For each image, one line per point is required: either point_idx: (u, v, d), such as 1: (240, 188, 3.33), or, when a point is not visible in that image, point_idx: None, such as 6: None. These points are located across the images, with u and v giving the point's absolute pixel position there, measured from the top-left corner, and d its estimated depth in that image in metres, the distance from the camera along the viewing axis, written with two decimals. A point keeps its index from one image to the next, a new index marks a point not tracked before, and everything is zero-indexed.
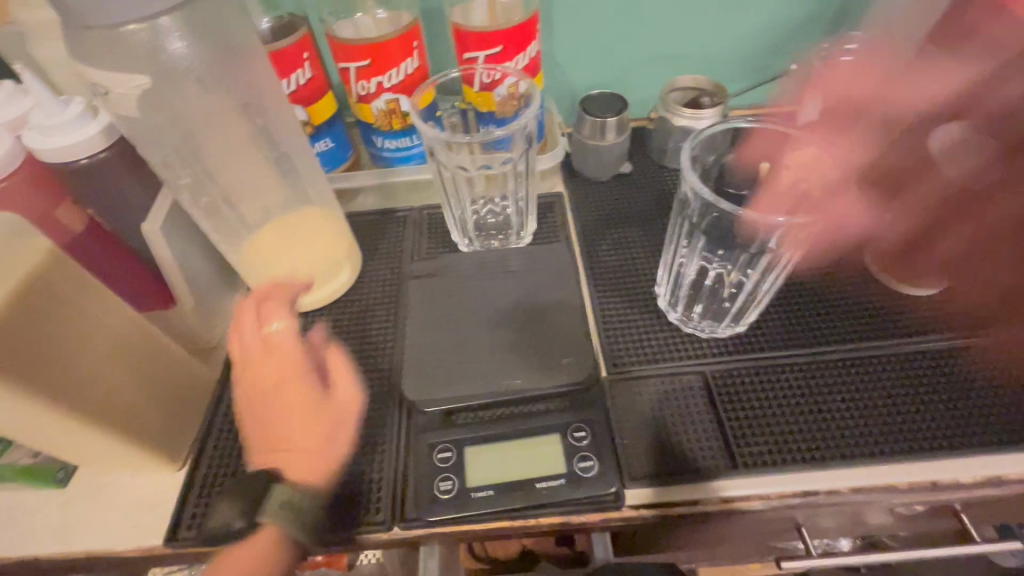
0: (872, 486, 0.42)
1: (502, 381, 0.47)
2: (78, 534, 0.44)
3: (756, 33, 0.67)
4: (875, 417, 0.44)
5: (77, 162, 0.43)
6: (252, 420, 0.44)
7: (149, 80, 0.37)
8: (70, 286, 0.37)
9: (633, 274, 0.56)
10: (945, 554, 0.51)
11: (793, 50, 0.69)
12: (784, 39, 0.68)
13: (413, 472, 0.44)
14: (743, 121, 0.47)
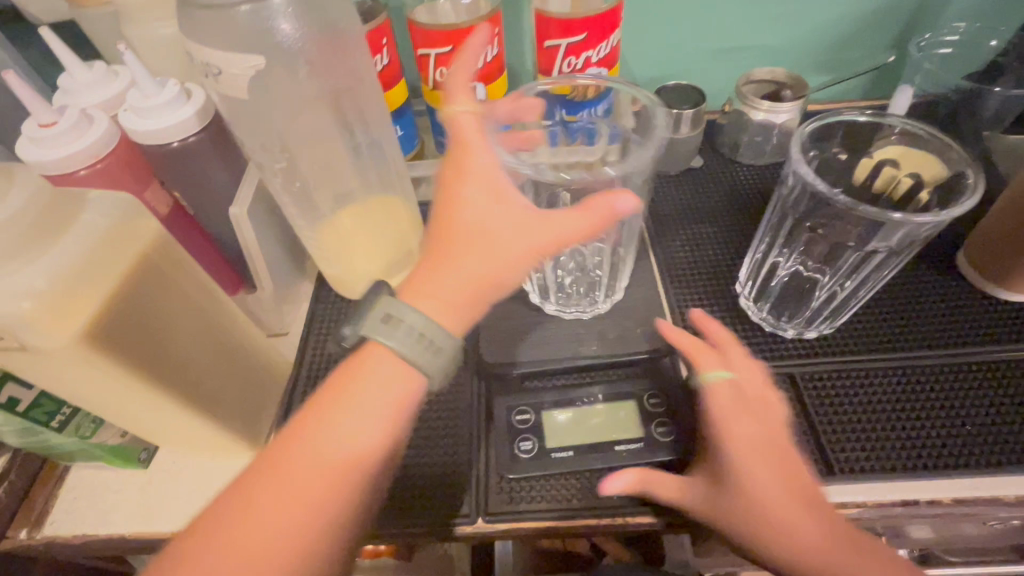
0: (978, 498, 0.40)
1: (585, 377, 0.46)
2: (163, 515, 0.44)
3: (836, 24, 0.65)
4: (978, 427, 0.43)
5: (168, 144, 0.43)
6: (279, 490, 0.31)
7: (261, 61, 0.34)
8: (175, 267, 0.36)
9: (711, 269, 0.54)
10: None
11: (873, 43, 0.66)
12: (865, 31, 0.65)
13: (493, 458, 0.43)
14: (860, 114, 0.45)
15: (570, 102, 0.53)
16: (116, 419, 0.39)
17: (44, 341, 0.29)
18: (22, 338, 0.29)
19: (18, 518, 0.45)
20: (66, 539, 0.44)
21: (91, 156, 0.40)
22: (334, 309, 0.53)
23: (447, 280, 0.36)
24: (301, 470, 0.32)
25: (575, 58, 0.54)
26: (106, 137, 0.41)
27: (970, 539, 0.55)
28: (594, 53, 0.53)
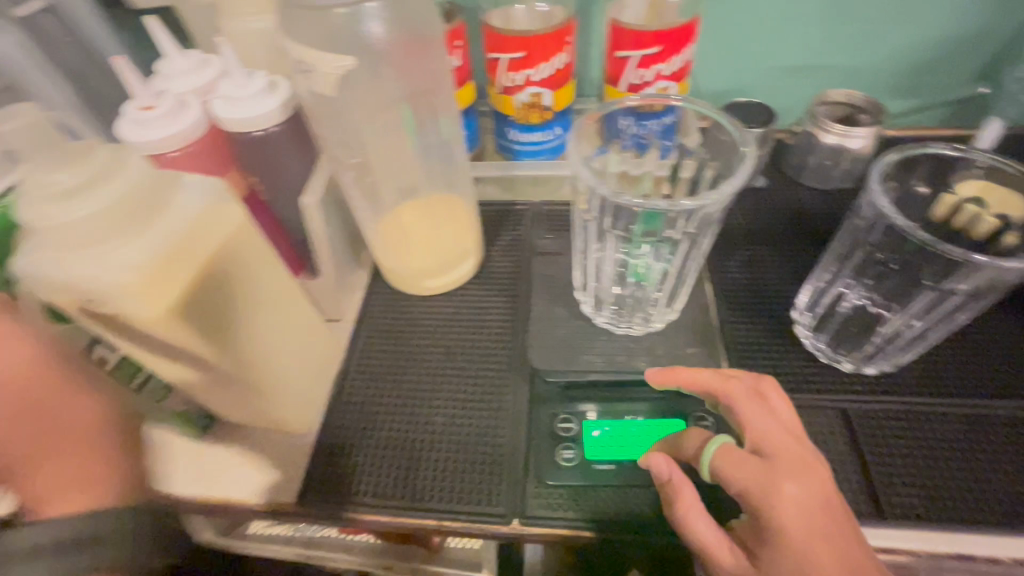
0: None
1: (630, 390, 0.46)
2: (216, 481, 0.47)
3: (922, 49, 0.62)
4: None
5: (252, 132, 0.45)
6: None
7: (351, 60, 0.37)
8: (252, 252, 0.38)
9: (767, 292, 0.53)
10: None
11: (960, 70, 0.63)
12: (953, 59, 0.62)
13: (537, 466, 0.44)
14: (949, 147, 0.43)
15: (637, 114, 0.50)
16: (186, 390, 0.42)
17: (138, 313, 0.31)
18: (118, 308, 0.31)
19: None
20: None
21: (184, 141, 0.43)
22: (385, 305, 0.54)
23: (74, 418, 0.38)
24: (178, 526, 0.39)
25: (646, 70, 0.53)
26: (198, 123, 0.43)
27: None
28: (665, 67, 0.53)
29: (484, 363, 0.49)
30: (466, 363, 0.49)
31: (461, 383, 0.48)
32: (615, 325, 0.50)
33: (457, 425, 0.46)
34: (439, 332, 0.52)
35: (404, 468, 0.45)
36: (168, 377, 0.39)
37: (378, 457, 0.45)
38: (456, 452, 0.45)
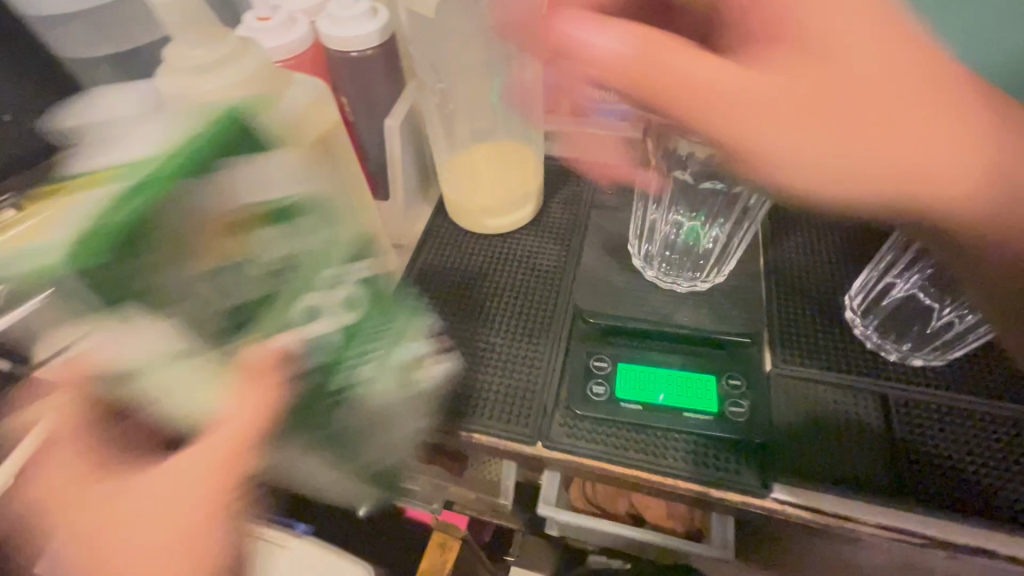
0: None
1: (668, 343, 0.48)
2: None
3: None
4: None
5: (349, 53, 0.49)
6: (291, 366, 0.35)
7: None
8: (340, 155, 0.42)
9: (821, 273, 0.52)
10: None
11: None
12: None
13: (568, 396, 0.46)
14: None
15: None
16: None
17: None
18: None
19: None
20: None
21: (289, 54, 0.47)
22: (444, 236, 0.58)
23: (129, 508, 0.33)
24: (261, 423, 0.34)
25: None
26: (305, 39, 0.48)
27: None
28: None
29: (529, 301, 0.51)
30: (514, 297, 0.52)
31: (508, 314, 0.51)
32: (664, 278, 0.51)
33: (494, 351, 0.48)
34: (492, 265, 0.54)
35: None
36: None
37: None
38: (492, 373, 0.47)
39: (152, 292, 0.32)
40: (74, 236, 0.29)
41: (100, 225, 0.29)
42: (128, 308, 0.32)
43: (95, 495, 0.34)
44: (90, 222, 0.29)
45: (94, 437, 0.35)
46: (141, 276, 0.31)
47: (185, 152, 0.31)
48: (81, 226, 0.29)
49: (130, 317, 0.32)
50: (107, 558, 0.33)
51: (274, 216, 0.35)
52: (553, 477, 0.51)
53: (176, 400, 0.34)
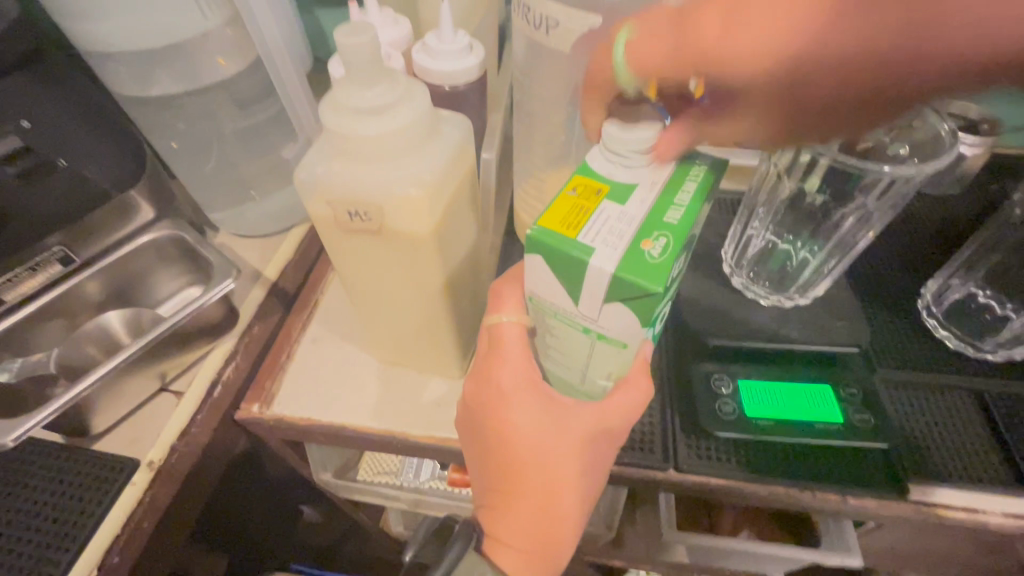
0: None
1: (780, 356, 0.49)
2: (381, 415, 0.50)
3: None
4: None
5: (445, 86, 0.48)
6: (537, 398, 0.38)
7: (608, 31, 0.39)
8: (475, 187, 0.41)
9: (895, 280, 0.56)
10: None
11: None
12: None
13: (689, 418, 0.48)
14: None
15: None
16: (382, 314, 0.45)
17: (410, 230, 0.35)
18: (391, 221, 0.35)
19: (250, 394, 0.52)
20: (292, 420, 0.50)
21: None
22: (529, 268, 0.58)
23: (516, 518, 0.39)
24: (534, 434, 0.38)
25: None
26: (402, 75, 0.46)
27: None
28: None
29: None
30: None
31: None
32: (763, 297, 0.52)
33: None
34: None
35: None
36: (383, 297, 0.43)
37: None
38: None
39: (619, 332, 0.34)
40: (612, 299, 0.32)
41: (637, 296, 0.30)
42: (611, 334, 0.35)
43: (520, 401, 0.38)
44: (621, 278, 0.30)
45: (530, 359, 0.39)
46: (614, 326, 0.34)
47: (682, 224, 0.31)
48: (619, 272, 0.30)
49: (590, 338, 0.36)
50: (517, 449, 0.38)
51: (673, 291, 0.37)
52: (670, 498, 0.60)
53: (571, 359, 0.39)
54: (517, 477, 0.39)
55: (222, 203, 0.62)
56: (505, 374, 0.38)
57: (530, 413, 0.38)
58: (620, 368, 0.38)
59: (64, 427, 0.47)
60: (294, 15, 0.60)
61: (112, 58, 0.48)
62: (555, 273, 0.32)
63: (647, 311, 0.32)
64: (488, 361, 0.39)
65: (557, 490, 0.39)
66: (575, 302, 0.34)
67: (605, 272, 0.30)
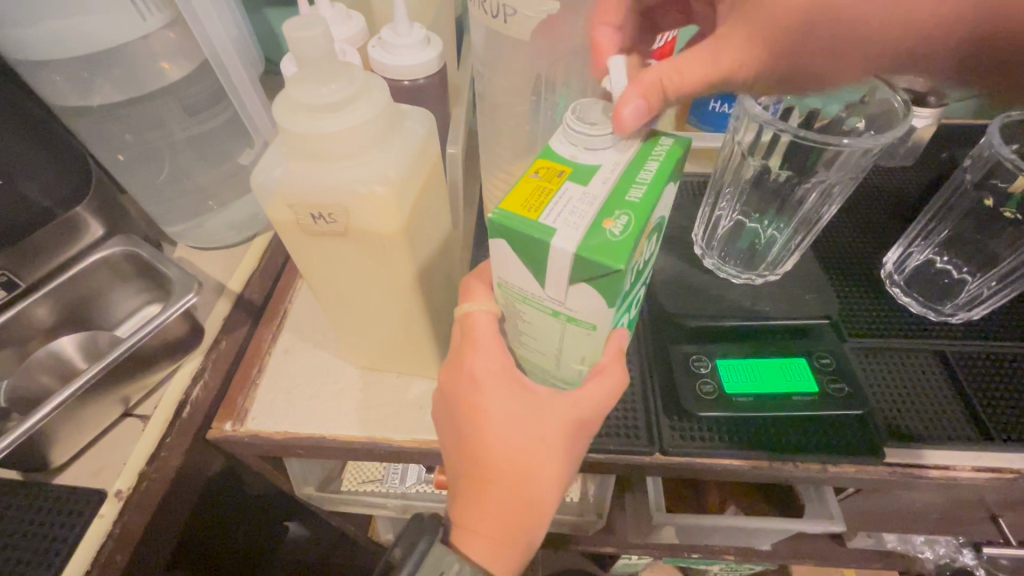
0: None
1: (753, 333, 0.50)
2: (359, 422, 0.49)
3: None
4: None
5: (404, 81, 0.47)
6: (508, 382, 0.38)
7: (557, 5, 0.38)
8: (441, 180, 0.40)
9: (858, 251, 0.57)
10: None
11: None
12: None
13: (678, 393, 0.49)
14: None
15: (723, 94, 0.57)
16: (355, 318, 0.44)
17: (375, 225, 0.34)
18: (356, 220, 0.33)
19: (222, 412, 0.49)
20: (267, 435, 0.48)
21: None
22: None
23: (485, 505, 0.37)
24: (503, 417, 0.38)
25: None
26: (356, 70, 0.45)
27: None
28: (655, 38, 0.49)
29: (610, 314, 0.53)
30: None
31: None
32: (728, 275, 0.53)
33: None
34: None
35: None
36: (356, 300, 0.42)
37: None
38: None
39: (588, 314, 0.34)
40: (577, 280, 0.31)
41: (600, 275, 0.30)
42: (580, 317, 0.34)
43: (492, 387, 0.38)
44: (583, 259, 0.29)
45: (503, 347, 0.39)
46: (582, 308, 0.33)
47: (645, 204, 0.31)
48: (581, 252, 0.29)
49: (560, 323, 0.36)
50: (486, 438, 0.37)
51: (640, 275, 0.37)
52: (659, 483, 0.61)
53: (544, 346, 0.39)
54: (484, 464, 0.37)
55: (178, 215, 0.59)
56: (478, 358, 0.38)
57: (500, 397, 0.38)
58: (593, 355, 0.38)
59: (22, 462, 0.44)
60: (242, 17, 0.58)
61: (46, 67, 0.45)
62: (519, 256, 0.32)
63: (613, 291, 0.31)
64: (461, 350, 0.39)
65: (527, 472, 0.37)
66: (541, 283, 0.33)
67: (567, 253, 0.29)
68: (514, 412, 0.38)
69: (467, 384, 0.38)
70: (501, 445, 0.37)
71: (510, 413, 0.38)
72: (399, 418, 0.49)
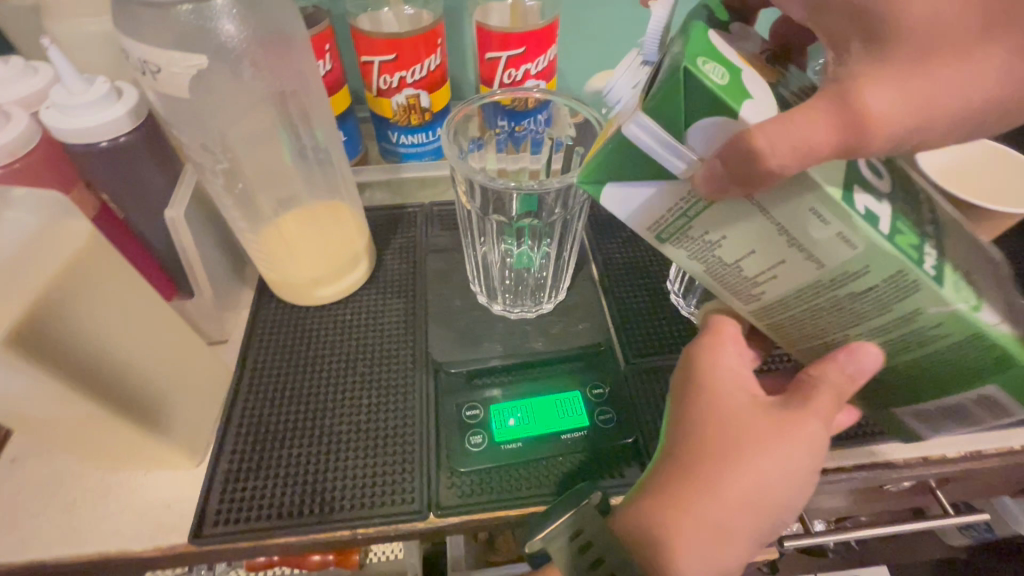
0: (856, 466, 0.46)
1: (526, 367, 0.50)
2: (89, 535, 0.42)
3: None
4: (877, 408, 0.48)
5: (96, 144, 0.41)
6: (783, 451, 0.33)
7: (204, 60, 0.35)
8: (100, 267, 0.37)
9: (644, 268, 0.58)
10: (905, 527, 0.60)
11: None
12: None
13: (918, 372, 0.36)
14: None
15: (512, 113, 0.52)
16: (55, 438, 0.40)
17: None
18: None
19: None
20: None
21: (9, 154, 0.39)
22: (276, 321, 0.53)
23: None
24: (770, 484, 0.33)
25: (515, 70, 0.57)
26: (27, 136, 0.40)
27: (842, 511, 0.64)
28: (322, 64, 0.53)
29: (386, 370, 0.50)
30: (365, 375, 0.49)
31: (367, 377, 0.49)
32: (502, 311, 0.54)
33: (355, 430, 0.46)
34: (328, 342, 0.52)
35: (304, 484, 0.43)
36: (34, 420, 0.37)
37: (281, 475, 0.44)
38: (346, 454, 0.45)
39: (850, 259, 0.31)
40: (658, 112, 0.28)
41: (693, 106, 0.27)
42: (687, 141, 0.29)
43: (778, 451, 0.33)
44: (657, 111, 0.28)
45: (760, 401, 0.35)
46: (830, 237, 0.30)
47: (730, 85, 0.27)
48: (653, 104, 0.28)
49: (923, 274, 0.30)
50: (748, 510, 0.33)
51: (864, 210, 0.29)
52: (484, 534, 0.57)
53: (884, 317, 0.33)
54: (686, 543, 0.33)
55: None
56: (777, 420, 0.34)
57: (817, 453, 0.34)
58: (943, 314, 0.32)
59: None
60: None
61: None
62: (647, 136, 0.29)
63: (689, 79, 0.27)
64: (717, 410, 0.35)
65: (723, 544, 0.33)
66: (677, 152, 0.29)
67: (636, 117, 0.29)
68: (754, 475, 0.33)
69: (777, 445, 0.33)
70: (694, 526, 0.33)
71: (777, 477, 0.33)
72: (142, 520, 0.43)
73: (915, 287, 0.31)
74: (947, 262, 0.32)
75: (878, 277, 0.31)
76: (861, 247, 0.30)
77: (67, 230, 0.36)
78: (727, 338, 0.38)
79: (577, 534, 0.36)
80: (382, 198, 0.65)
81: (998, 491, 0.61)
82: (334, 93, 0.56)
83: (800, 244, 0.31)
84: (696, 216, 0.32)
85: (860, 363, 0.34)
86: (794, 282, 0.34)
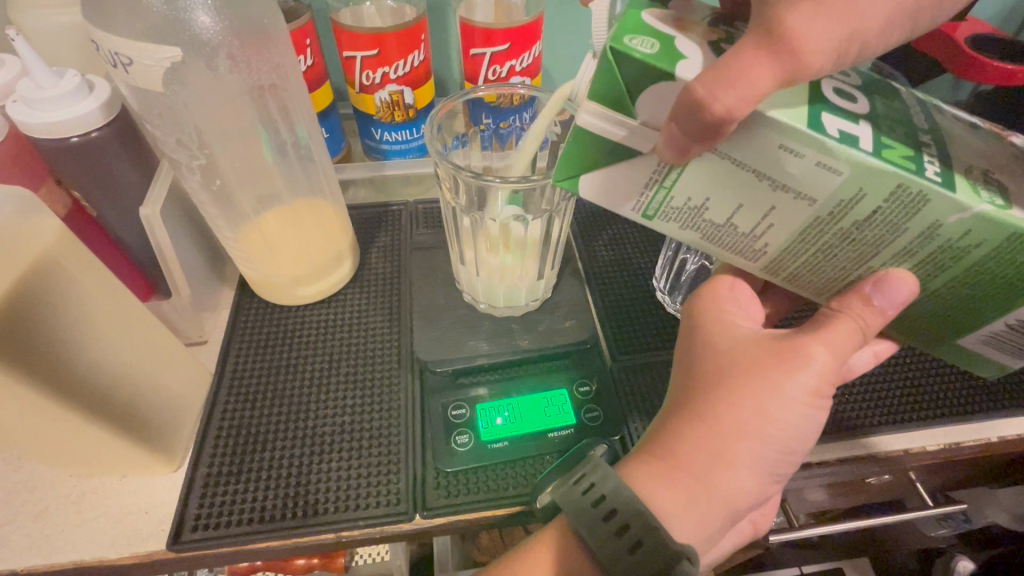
0: (843, 461, 0.47)
1: (511, 364, 0.50)
2: (64, 544, 0.41)
3: None
4: (869, 406, 0.49)
5: (67, 139, 0.40)
6: (786, 397, 0.34)
7: (179, 53, 0.35)
8: (75, 264, 0.36)
9: (630, 267, 0.57)
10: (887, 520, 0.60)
11: None
12: None
13: (962, 286, 0.35)
14: None
15: (497, 110, 0.52)
16: (24, 444, 0.39)
17: None
18: None
19: None
20: None
21: None
22: (261, 318, 0.52)
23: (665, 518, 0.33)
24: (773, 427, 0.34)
25: (500, 66, 0.56)
26: None
27: (825, 504, 0.65)
28: (302, 60, 0.52)
29: (372, 368, 0.49)
30: (349, 373, 0.49)
31: (352, 374, 0.49)
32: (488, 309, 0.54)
33: (338, 429, 0.45)
34: (312, 339, 0.51)
35: (288, 485, 0.42)
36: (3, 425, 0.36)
37: (263, 477, 0.43)
38: (331, 453, 0.44)
39: (843, 187, 0.30)
40: (600, 99, 0.29)
41: (630, 79, 0.28)
42: (633, 113, 0.29)
43: (783, 400, 0.34)
44: (601, 94, 0.29)
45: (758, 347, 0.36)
46: (814, 179, 0.30)
47: (657, 50, 0.28)
48: (592, 92, 0.29)
49: (928, 180, 0.29)
50: (743, 460, 0.34)
51: (838, 133, 0.29)
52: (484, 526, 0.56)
53: (890, 242, 0.33)
54: (682, 506, 0.34)
55: None
56: (774, 386, 0.34)
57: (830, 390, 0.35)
58: (965, 223, 0.31)
59: None
60: None
61: None
62: (595, 124, 0.30)
63: (619, 58, 0.28)
64: (713, 377, 0.36)
65: (726, 486, 0.34)
66: (626, 126, 0.30)
67: (582, 106, 0.30)
68: (757, 421, 0.34)
69: (784, 388, 0.34)
70: (691, 484, 0.34)
71: (775, 422, 0.34)
72: (119, 527, 0.42)
73: (922, 200, 0.30)
74: (952, 167, 0.31)
75: (877, 199, 0.30)
76: (846, 171, 0.29)
77: (35, 226, 0.35)
78: (718, 293, 0.41)
79: (590, 488, 0.35)
80: (365, 197, 0.64)
81: (976, 480, 0.62)
82: (315, 90, 0.55)
83: (782, 183, 0.31)
84: (673, 184, 0.33)
85: (890, 292, 0.34)
86: (793, 226, 0.33)
